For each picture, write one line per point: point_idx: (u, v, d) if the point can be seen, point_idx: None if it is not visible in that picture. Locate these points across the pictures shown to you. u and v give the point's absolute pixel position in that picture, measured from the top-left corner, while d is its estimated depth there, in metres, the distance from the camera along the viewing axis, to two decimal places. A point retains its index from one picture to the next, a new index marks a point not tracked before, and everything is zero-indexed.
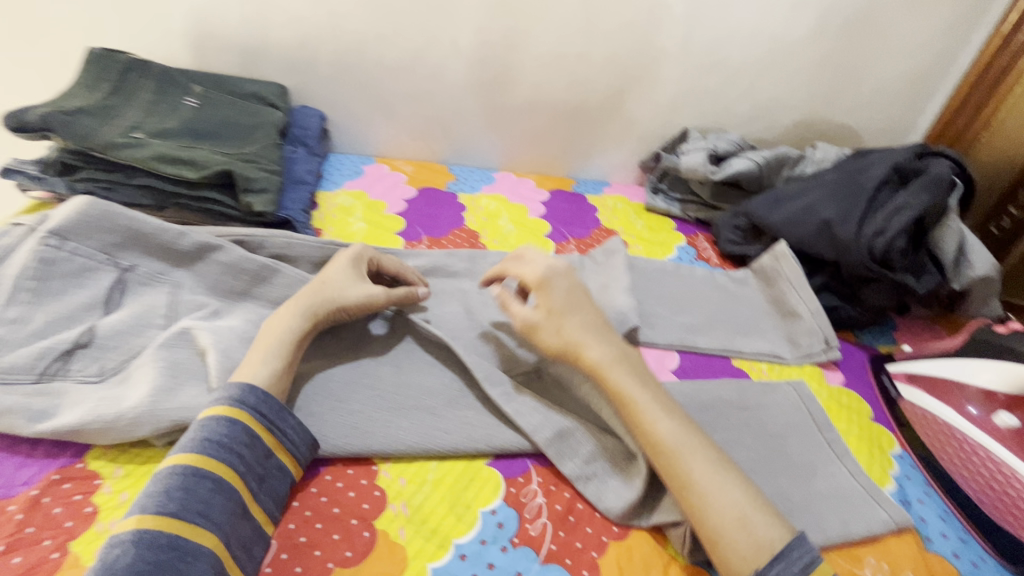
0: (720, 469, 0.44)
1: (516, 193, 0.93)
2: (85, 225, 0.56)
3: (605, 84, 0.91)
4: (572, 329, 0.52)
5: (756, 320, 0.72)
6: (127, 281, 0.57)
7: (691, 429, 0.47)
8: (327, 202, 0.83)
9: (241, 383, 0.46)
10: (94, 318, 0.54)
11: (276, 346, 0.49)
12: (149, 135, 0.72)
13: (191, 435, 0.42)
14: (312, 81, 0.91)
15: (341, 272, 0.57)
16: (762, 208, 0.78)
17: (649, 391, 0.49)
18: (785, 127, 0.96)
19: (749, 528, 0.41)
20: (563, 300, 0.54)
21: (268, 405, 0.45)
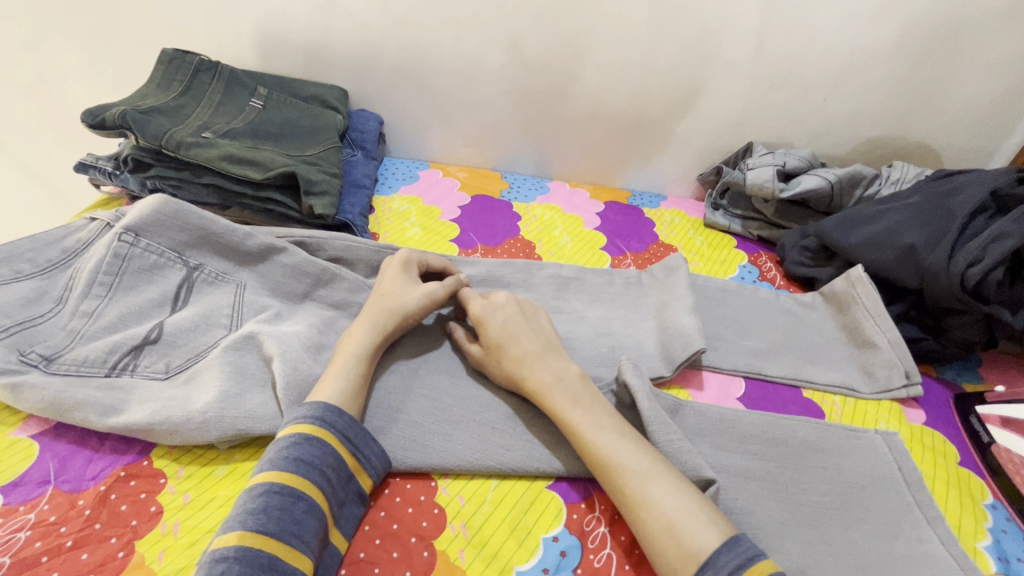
0: (654, 480, 0.43)
1: (570, 204, 0.91)
2: (159, 223, 0.59)
3: (668, 95, 0.88)
4: (513, 358, 0.53)
5: (826, 348, 0.68)
6: (194, 280, 0.59)
7: (634, 443, 0.46)
8: (383, 207, 0.84)
9: (325, 404, 0.45)
10: (162, 315, 0.56)
11: (352, 365, 0.49)
12: (217, 135, 0.73)
13: (284, 452, 0.42)
14: (372, 85, 0.91)
15: (398, 282, 0.57)
16: (835, 228, 0.73)
17: (585, 410, 0.48)
18: (857, 143, 0.91)
19: (678, 539, 0.39)
20: (498, 331, 0.55)
21: (355, 430, 0.45)
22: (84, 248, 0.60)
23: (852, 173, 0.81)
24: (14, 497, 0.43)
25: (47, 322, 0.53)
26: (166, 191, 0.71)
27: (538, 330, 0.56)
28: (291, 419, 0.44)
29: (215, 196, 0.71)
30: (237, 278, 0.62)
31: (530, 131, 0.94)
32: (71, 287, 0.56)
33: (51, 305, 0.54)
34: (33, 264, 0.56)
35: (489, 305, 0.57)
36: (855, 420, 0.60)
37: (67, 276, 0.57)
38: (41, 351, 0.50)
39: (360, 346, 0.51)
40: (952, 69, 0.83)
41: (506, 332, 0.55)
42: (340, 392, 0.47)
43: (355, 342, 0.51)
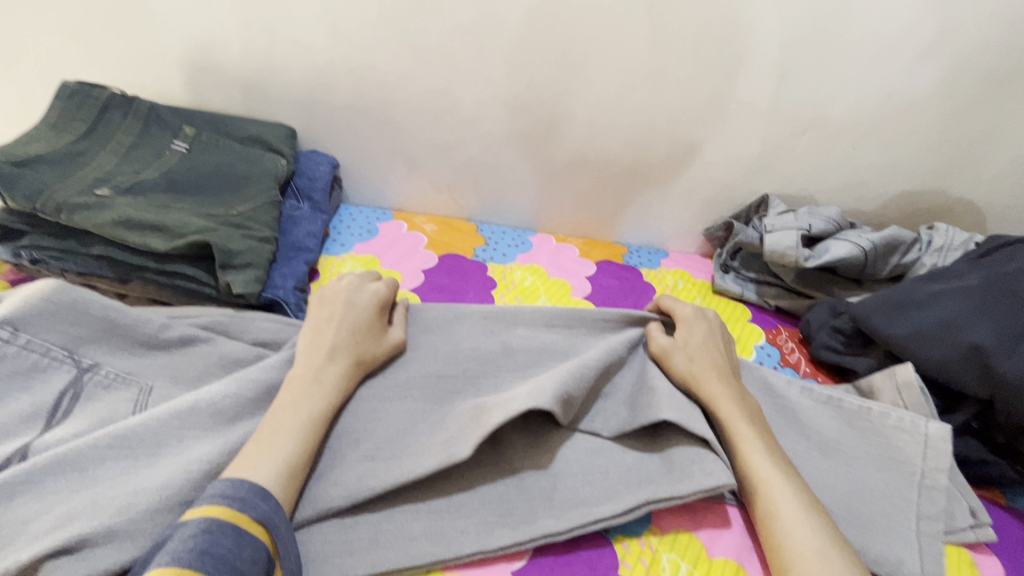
0: (810, 512, 0.45)
1: (557, 264, 0.78)
2: (49, 313, 0.49)
3: (672, 140, 0.75)
4: (699, 358, 0.57)
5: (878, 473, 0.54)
6: (83, 384, 0.48)
7: (792, 474, 0.49)
8: (330, 272, 0.70)
9: (252, 483, 0.40)
10: (28, 435, 0.44)
11: (306, 427, 0.46)
12: (117, 192, 0.59)
13: (190, 542, 0.35)
14: (325, 124, 0.78)
15: (363, 325, 0.55)
16: (876, 311, 0.60)
17: (755, 428, 0.52)
18: (888, 198, 0.79)
19: (828, 563, 0.42)
20: (698, 336, 0.59)
21: (279, 515, 0.40)
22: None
23: (888, 239, 0.69)
24: None
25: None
26: (46, 263, 0.56)
27: (732, 353, 0.60)
28: (205, 501, 0.38)
29: (109, 269, 0.57)
30: (143, 379, 0.50)
31: (510, 178, 0.81)
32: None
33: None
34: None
35: (700, 312, 0.62)
36: None
37: None
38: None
39: (321, 403, 0.47)
40: (1003, 118, 0.71)
41: (703, 340, 0.59)
42: (282, 469, 0.42)
43: (312, 395, 0.47)
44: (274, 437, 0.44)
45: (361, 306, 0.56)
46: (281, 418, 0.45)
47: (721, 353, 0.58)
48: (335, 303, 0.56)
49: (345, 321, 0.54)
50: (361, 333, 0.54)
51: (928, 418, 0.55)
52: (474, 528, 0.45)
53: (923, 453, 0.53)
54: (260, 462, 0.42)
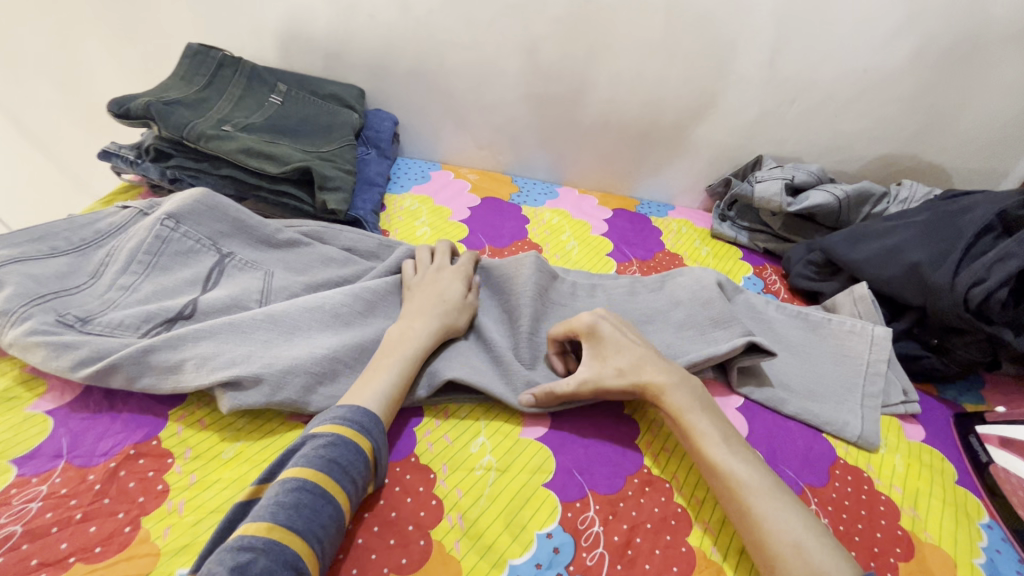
0: (781, 501, 0.43)
1: (579, 209, 0.92)
2: (199, 212, 0.63)
3: (680, 106, 0.89)
4: (629, 363, 0.52)
5: (834, 363, 0.66)
6: (225, 265, 0.62)
7: (754, 460, 0.47)
8: (394, 205, 0.85)
9: (365, 409, 0.46)
10: (193, 293, 0.59)
11: (408, 364, 0.52)
12: (237, 129, 0.75)
13: (321, 450, 0.42)
14: (389, 87, 0.93)
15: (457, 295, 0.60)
16: (841, 244, 0.74)
17: (711, 417, 0.50)
18: (867, 160, 0.92)
19: (803, 555, 0.39)
20: (610, 344, 0.54)
21: (383, 436, 0.46)
22: (117, 231, 0.63)
23: (860, 190, 0.82)
24: (28, 469, 0.44)
25: (82, 292, 0.56)
26: (185, 180, 0.73)
27: (643, 339, 0.56)
28: (330, 419, 0.44)
29: (233, 188, 0.73)
30: (265, 266, 0.64)
31: (543, 137, 0.96)
32: (108, 264, 0.59)
33: (86, 279, 0.57)
34: (68, 242, 0.60)
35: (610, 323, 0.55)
36: None
37: (102, 253, 0.60)
38: (77, 313, 0.53)
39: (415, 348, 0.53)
40: (965, 89, 0.83)
41: (621, 344, 0.54)
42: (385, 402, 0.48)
43: (408, 344, 0.53)
44: (375, 377, 0.50)
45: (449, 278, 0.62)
46: (380, 362, 0.51)
47: (642, 345, 0.54)
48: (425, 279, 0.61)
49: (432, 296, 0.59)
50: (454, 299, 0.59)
51: (877, 325, 0.67)
52: None
53: (869, 347, 0.65)
54: (370, 395, 0.48)
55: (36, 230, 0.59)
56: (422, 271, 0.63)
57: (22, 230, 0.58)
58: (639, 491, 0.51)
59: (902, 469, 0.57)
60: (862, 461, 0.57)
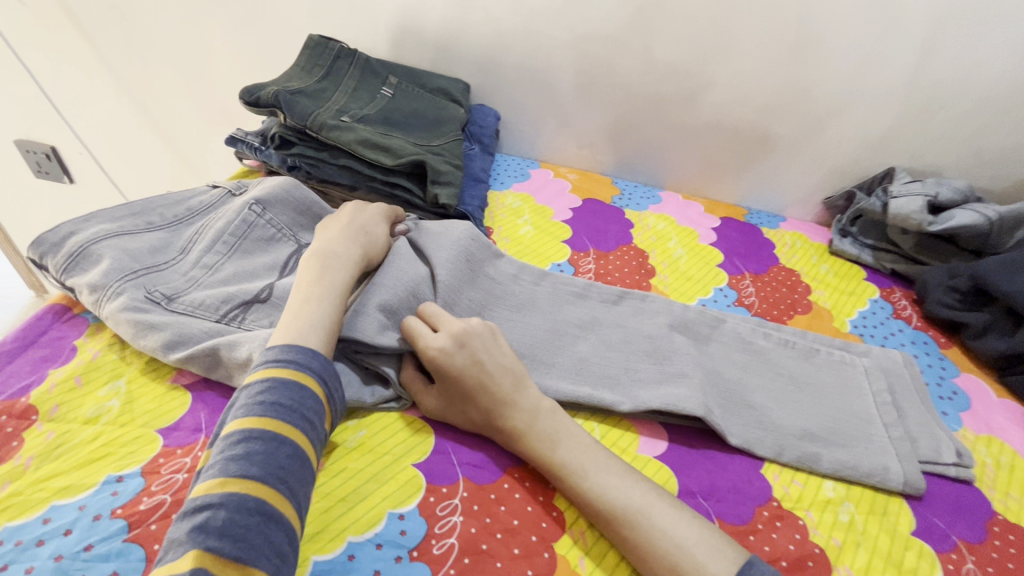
0: (678, 514, 0.43)
1: (684, 216, 0.88)
2: (282, 199, 0.64)
3: (805, 110, 0.83)
4: (490, 406, 0.48)
5: (842, 394, 0.60)
6: (302, 253, 0.62)
7: (657, 506, 0.44)
8: (497, 202, 0.84)
9: (302, 347, 0.44)
10: (270, 278, 0.58)
11: (336, 288, 0.51)
12: (354, 120, 0.77)
13: (261, 396, 0.40)
14: (496, 83, 0.93)
15: (377, 226, 0.61)
16: (997, 271, 0.66)
17: (563, 446, 0.47)
18: (1017, 179, 0.82)
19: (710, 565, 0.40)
20: (471, 383, 0.48)
21: (328, 369, 0.45)
22: (207, 209, 0.64)
23: (1016, 211, 0.73)
24: (171, 441, 0.46)
25: (170, 268, 0.56)
26: (303, 168, 0.75)
27: (500, 362, 0.51)
28: (263, 364, 0.43)
29: (347, 176, 0.74)
30: None
31: (647, 138, 0.92)
32: (195, 241, 0.59)
33: (175, 255, 0.58)
34: (162, 217, 0.61)
35: (464, 355, 0.49)
36: (1013, 489, 0.54)
37: (192, 230, 0.61)
38: (163, 290, 0.54)
39: (344, 273, 0.53)
40: None
41: (456, 380, 0.49)
42: (315, 320, 0.47)
43: (336, 266, 0.53)
44: (310, 298, 0.49)
45: (373, 209, 0.64)
46: (308, 291, 0.50)
47: (497, 381, 0.49)
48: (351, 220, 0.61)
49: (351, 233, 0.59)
50: (371, 232, 0.60)
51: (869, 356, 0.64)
52: (632, 383, 0.56)
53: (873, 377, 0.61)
54: (299, 315, 0.47)
55: (135, 205, 0.60)
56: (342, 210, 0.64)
57: (122, 205, 0.59)
58: (770, 525, 0.48)
59: None
60: None
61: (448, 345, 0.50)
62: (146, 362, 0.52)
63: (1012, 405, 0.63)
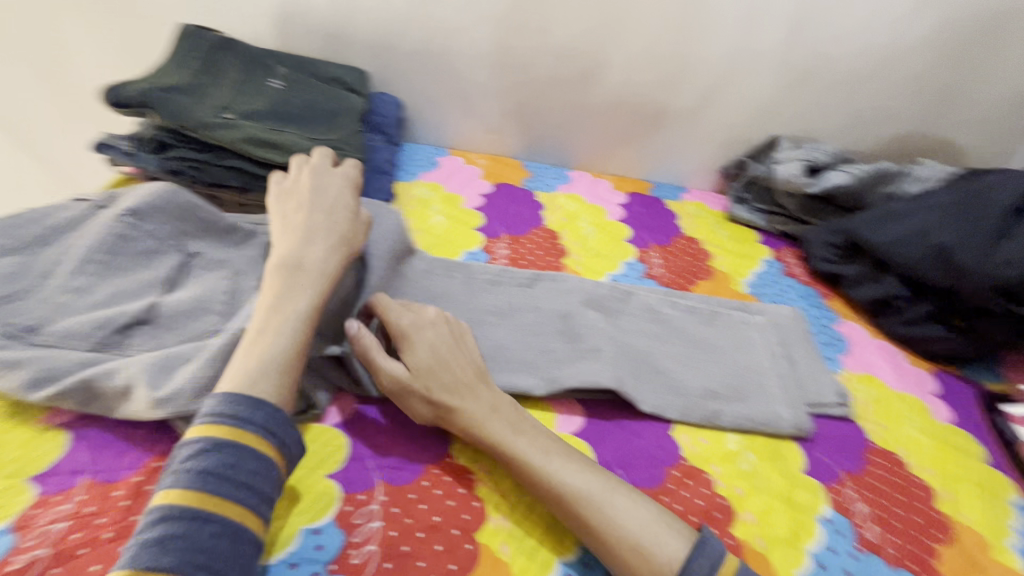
0: (626, 502, 0.44)
1: (593, 194, 0.90)
2: (161, 208, 0.56)
3: (697, 85, 0.86)
4: (449, 388, 0.49)
5: (741, 349, 0.64)
6: (191, 265, 0.56)
7: (619, 495, 0.44)
8: (405, 193, 0.82)
9: (243, 396, 0.40)
10: (154, 296, 0.53)
11: (306, 308, 0.47)
12: (239, 117, 0.71)
13: (188, 464, 0.37)
14: (395, 69, 0.89)
15: (351, 206, 0.56)
16: (864, 225, 0.73)
17: (517, 436, 0.47)
18: (880, 140, 0.91)
19: (654, 557, 0.41)
20: (430, 362, 0.49)
21: (276, 419, 0.41)
22: (70, 228, 0.55)
23: (878, 170, 0.81)
24: (49, 487, 0.42)
25: (30, 297, 0.50)
26: (187, 172, 0.69)
27: (466, 354, 0.52)
28: (199, 420, 0.39)
29: (240, 179, 0.69)
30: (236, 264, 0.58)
31: (553, 119, 0.93)
32: (59, 264, 0.52)
33: (35, 281, 0.51)
34: (13, 240, 0.52)
35: (431, 337, 0.51)
36: (884, 419, 0.60)
37: (54, 253, 0.53)
38: (23, 322, 0.48)
39: (317, 283, 0.48)
40: (978, 68, 0.83)
41: (421, 358, 0.49)
42: (287, 348, 0.44)
43: (308, 271, 0.49)
44: (280, 318, 0.45)
45: (331, 182, 0.57)
46: (279, 304, 0.46)
47: (455, 368, 0.50)
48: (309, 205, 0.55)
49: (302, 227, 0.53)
50: (345, 213, 0.55)
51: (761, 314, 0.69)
52: (547, 365, 0.57)
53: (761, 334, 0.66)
54: (264, 339, 0.44)
55: None
56: (297, 177, 0.57)
57: None
58: (680, 483, 0.51)
59: (935, 453, 0.58)
60: (892, 445, 0.58)
61: (411, 326, 0.51)
62: (10, 405, 0.46)
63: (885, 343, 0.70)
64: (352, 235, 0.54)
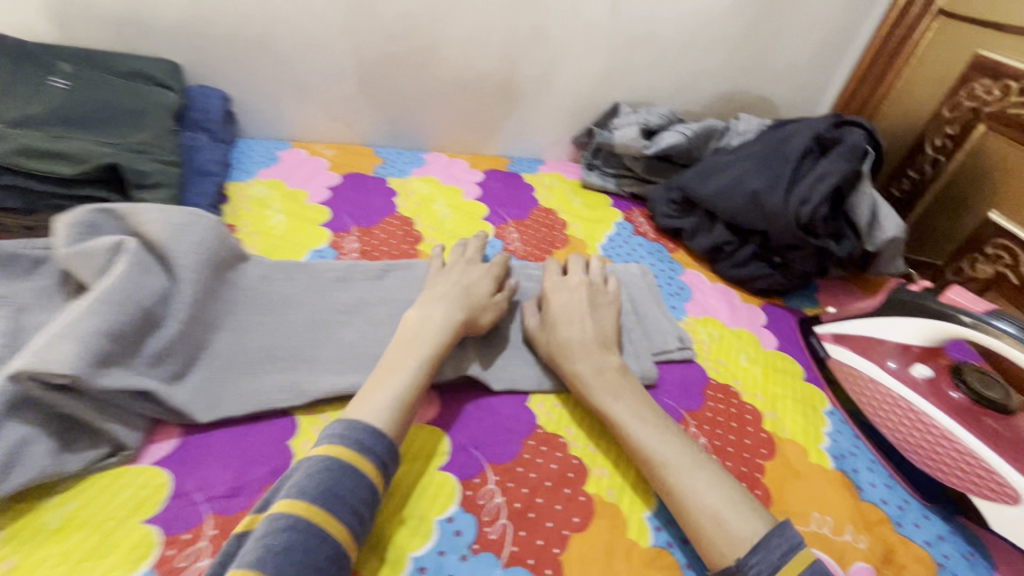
0: (699, 474, 0.46)
1: (449, 175, 0.89)
2: None
3: (536, 57, 0.87)
4: (559, 341, 0.56)
5: None
6: None
7: (674, 441, 0.49)
8: (239, 194, 0.75)
9: (367, 425, 0.43)
10: None
11: (425, 359, 0.50)
12: (8, 125, 0.61)
13: (271, 539, 0.35)
14: (212, 58, 0.81)
15: (478, 275, 0.60)
16: (694, 180, 0.79)
17: (620, 400, 0.51)
18: (709, 99, 0.98)
19: (722, 527, 0.42)
20: (563, 311, 0.58)
21: (369, 503, 0.40)
22: None
23: (705, 128, 0.87)
24: None
25: None
26: None
27: (601, 319, 0.58)
28: (287, 493, 0.38)
29: (17, 199, 0.59)
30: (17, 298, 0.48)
31: (399, 101, 0.89)
32: None
33: None
34: None
35: (566, 296, 0.59)
36: (720, 355, 0.66)
37: None
38: None
39: (443, 336, 0.52)
40: (781, 25, 0.91)
41: (549, 315, 0.58)
42: (397, 396, 0.46)
43: (431, 326, 0.52)
44: (379, 382, 0.47)
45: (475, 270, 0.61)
46: (394, 359, 0.49)
47: (576, 328, 0.56)
48: (454, 269, 0.61)
49: (461, 279, 0.59)
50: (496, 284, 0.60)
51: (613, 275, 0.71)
52: None
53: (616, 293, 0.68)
54: (383, 388, 0.47)
55: None
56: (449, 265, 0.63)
57: None
58: (536, 451, 0.51)
59: (761, 379, 0.64)
60: (729, 378, 0.63)
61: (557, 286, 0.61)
62: None
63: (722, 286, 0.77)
64: (480, 311, 0.57)
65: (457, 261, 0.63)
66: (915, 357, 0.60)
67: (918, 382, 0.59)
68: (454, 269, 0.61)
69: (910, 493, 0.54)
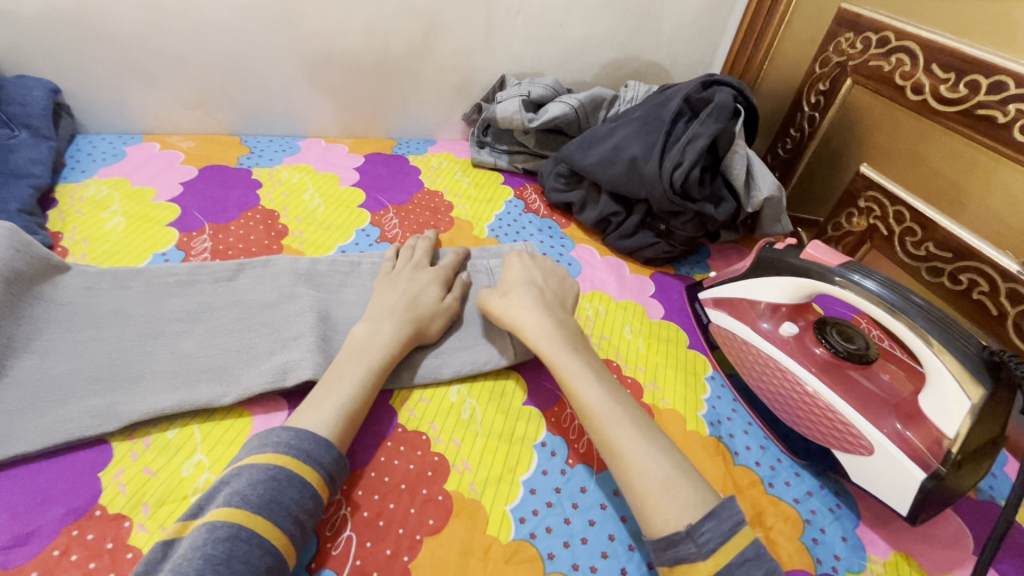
0: (648, 437, 0.43)
1: (324, 162, 0.82)
2: None
3: (407, 29, 0.82)
4: (522, 303, 0.54)
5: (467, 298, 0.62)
6: None
7: (628, 402, 0.47)
8: (70, 197, 0.67)
9: (312, 435, 0.42)
10: None
11: (372, 372, 0.48)
12: None
13: (194, 552, 0.34)
14: (26, 43, 0.70)
15: (427, 276, 0.59)
16: (576, 151, 0.76)
17: (579, 357, 0.49)
18: (599, 67, 0.95)
19: (674, 492, 0.40)
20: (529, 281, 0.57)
21: (308, 508, 0.39)
22: None
23: (592, 96, 0.84)
24: None
25: None
26: None
27: (562, 294, 0.58)
28: (224, 501, 0.37)
29: None
30: None
31: (261, 84, 0.82)
32: None
33: None
34: None
35: (533, 269, 0.59)
36: (604, 330, 0.64)
37: None
38: None
39: (389, 348, 0.50)
40: None
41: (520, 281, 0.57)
42: (344, 408, 0.45)
43: (380, 342, 0.50)
44: (323, 398, 0.45)
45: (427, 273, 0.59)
46: (331, 379, 0.47)
47: (543, 296, 0.56)
48: (401, 275, 0.59)
49: (409, 287, 0.57)
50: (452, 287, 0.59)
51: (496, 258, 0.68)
52: (240, 366, 0.50)
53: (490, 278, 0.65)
54: (329, 398, 0.45)
55: None
56: (401, 266, 0.61)
57: None
58: (394, 452, 0.47)
59: (644, 350, 0.63)
60: (611, 352, 0.61)
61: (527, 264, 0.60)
62: None
63: (612, 259, 0.76)
64: (431, 319, 0.55)
65: (401, 267, 0.61)
66: (784, 316, 0.59)
67: (787, 343, 0.57)
68: (404, 274, 0.59)
69: (781, 451, 0.55)
